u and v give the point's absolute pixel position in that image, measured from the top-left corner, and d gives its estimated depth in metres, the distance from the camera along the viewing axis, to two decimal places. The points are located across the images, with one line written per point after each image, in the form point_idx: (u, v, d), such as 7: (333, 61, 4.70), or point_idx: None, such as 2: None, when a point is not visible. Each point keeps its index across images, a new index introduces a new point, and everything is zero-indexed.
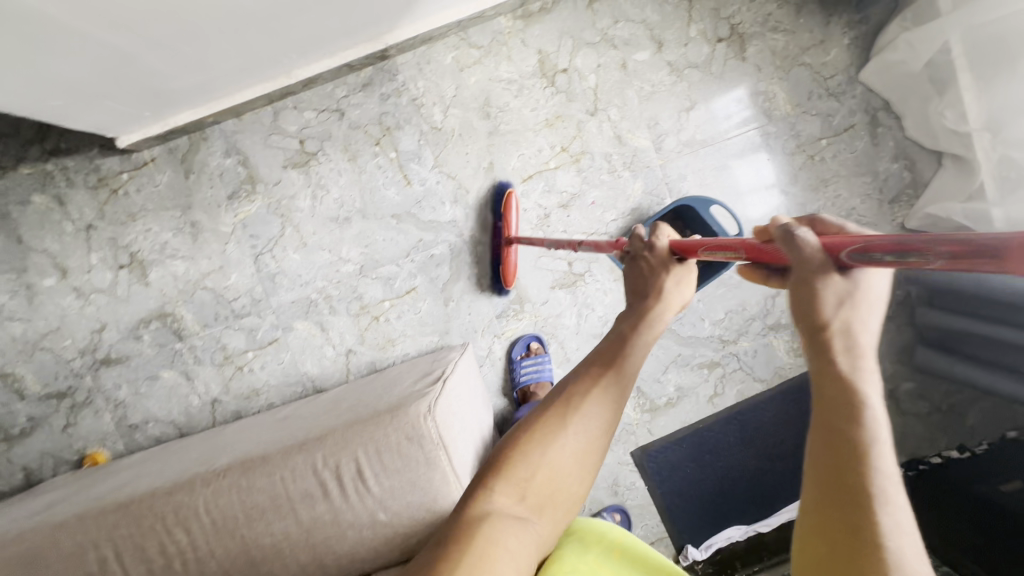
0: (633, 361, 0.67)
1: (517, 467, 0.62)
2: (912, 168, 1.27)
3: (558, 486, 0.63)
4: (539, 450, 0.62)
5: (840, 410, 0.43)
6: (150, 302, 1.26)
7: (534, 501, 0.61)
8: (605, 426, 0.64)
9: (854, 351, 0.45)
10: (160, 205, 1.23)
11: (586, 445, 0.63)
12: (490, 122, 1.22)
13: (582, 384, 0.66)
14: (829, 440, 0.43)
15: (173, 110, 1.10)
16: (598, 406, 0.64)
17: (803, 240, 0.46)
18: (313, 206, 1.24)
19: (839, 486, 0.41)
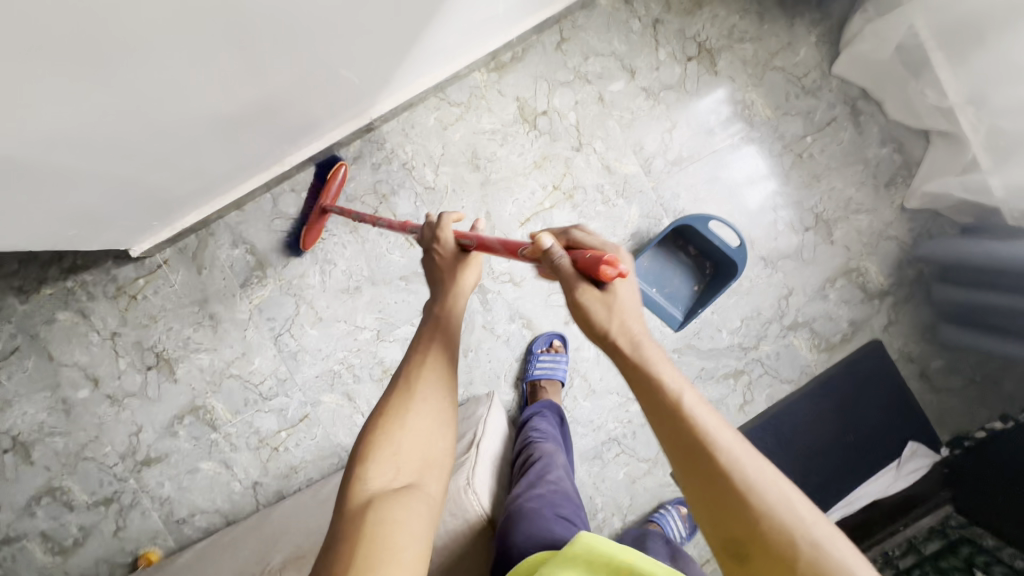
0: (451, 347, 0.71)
1: (377, 449, 0.61)
2: (901, 149, 1.27)
3: (426, 457, 0.63)
4: (394, 426, 0.63)
5: (648, 382, 0.53)
6: (181, 398, 1.29)
7: (407, 474, 0.61)
8: (446, 388, 0.68)
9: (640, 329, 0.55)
10: (178, 303, 1.28)
11: (432, 410, 0.65)
12: (480, 173, 1.25)
13: (412, 371, 0.68)
14: (655, 403, 0.52)
15: (179, 213, 1.16)
16: (430, 380, 0.67)
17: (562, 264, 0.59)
18: (324, 280, 1.27)
19: (678, 439, 0.50)
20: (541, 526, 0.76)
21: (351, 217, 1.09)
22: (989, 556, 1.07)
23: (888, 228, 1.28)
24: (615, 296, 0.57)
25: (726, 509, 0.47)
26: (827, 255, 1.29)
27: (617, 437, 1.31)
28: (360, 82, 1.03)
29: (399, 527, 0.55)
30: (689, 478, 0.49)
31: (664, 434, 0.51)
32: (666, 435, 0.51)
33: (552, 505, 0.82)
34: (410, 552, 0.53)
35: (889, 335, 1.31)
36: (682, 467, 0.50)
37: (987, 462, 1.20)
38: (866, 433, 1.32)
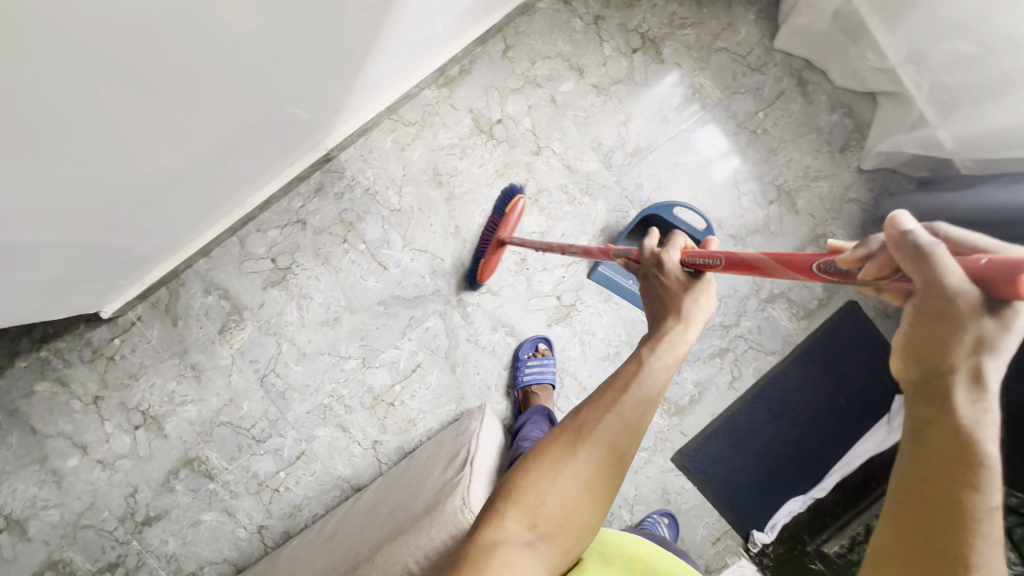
0: (637, 400, 0.64)
1: (524, 493, 0.61)
2: (851, 113, 1.30)
3: (570, 515, 0.61)
4: (548, 476, 0.61)
5: (953, 465, 0.37)
6: (173, 453, 1.27)
7: (542, 529, 0.60)
8: (612, 459, 0.62)
9: (986, 401, 0.37)
10: (158, 357, 1.26)
11: (588, 475, 0.62)
12: (444, 189, 1.26)
13: (589, 418, 0.64)
14: (936, 484, 0.38)
15: (146, 268, 1.14)
16: (600, 439, 0.63)
17: (931, 254, 0.36)
18: (302, 315, 1.27)
19: (928, 543, 0.38)
20: None
21: (537, 251, 1.05)
22: None
23: (848, 191, 1.31)
24: (1001, 341, 0.35)
25: None
26: (794, 225, 1.31)
27: None
28: (311, 116, 1.03)
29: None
30: (926, 561, 0.38)
31: (910, 524, 0.39)
32: (924, 498, 0.39)
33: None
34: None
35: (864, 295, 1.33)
36: (914, 557, 0.39)
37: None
38: (854, 393, 1.35)
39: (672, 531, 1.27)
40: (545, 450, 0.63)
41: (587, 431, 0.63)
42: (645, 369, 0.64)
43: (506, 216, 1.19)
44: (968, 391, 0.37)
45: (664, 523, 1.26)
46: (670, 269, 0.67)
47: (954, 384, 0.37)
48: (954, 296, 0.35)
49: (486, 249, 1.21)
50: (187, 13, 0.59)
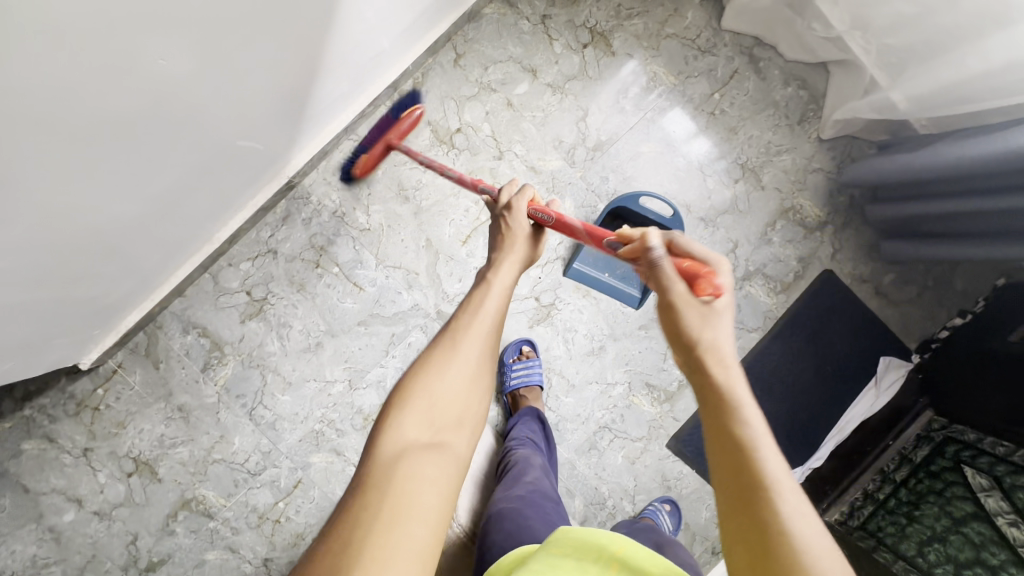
0: (495, 313, 0.70)
1: (417, 399, 0.61)
2: (805, 85, 1.31)
3: (465, 409, 0.63)
4: (434, 375, 0.63)
5: (725, 412, 0.49)
6: (170, 496, 1.27)
7: (439, 429, 0.61)
8: (489, 356, 0.68)
9: (727, 358, 0.52)
10: (143, 403, 1.25)
11: (472, 373, 0.65)
12: (411, 204, 1.26)
13: (462, 321, 0.69)
14: (723, 440, 0.48)
15: (120, 315, 1.14)
16: (474, 341, 0.66)
17: (659, 261, 0.60)
18: (283, 345, 1.26)
19: (740, 485, 0.46)
20: (519, 523, 0.78)
21: (417, 161, 1.02)
22: (974, 450, 1.10)
23: (811, 162, 1.32)
24: (715, 310, 0.56)
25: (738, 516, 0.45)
26: (761, 201, 1.32)
27: (607, 424, 1.32)
28: (265, 147, 1.03)
29: (428, 487, 0.54)
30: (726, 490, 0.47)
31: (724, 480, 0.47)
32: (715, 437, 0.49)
33: (532, 505, 0.84)
34: (431, 510, 0.53)
35: (839, 262, 1.34)
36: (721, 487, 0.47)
37: (959, 362, 1.23)
38: (840, 360, 1.36)
39: (676, 517, 1.28)
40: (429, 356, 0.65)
41: (461, 328, 0.68)
42: (492, 296, 0.72)
43: (399, 120, 1.10)
44: (714, 350, 0.53)
45: (666, 510, 1.27)
46: (510, 209, 0.85)
47: (700, 349, 0.53)
48: (676, 287, 0.58)
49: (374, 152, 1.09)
50: (109, 63, 0.59)
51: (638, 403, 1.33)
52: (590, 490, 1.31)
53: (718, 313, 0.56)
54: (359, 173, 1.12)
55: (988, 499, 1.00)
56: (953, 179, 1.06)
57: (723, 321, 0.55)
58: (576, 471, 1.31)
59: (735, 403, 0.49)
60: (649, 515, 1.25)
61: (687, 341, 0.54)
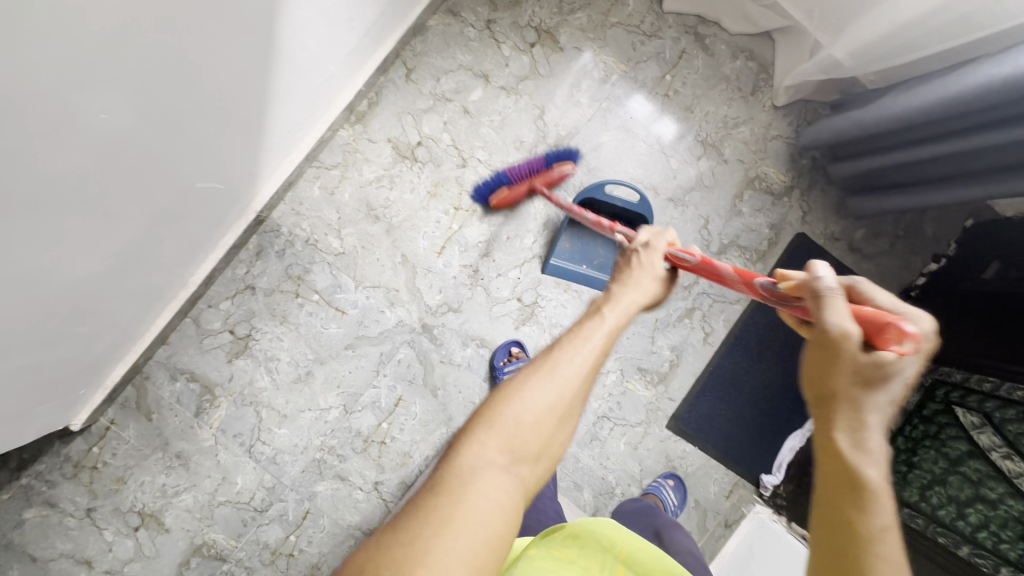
0: (599, 341, 0.69)
1: (503, 418, 0.61)
2: (753, 56, 1.33)
3: (546, 441, 0.62)
4: (525, 398, 0.62)
5: (845, 482, 0.53)
6: (180, 544, 1.26)
7: (520, 456, 0.60)
8: (579, 399, 0.66)
9: (864, 425, 0.53)
10: (141, 455, 1.25)
11: (561, 409, 0.63)
12: (382, 222, 1.26)
13: (564, 354, 0.67)
14: (843, 516, 0.53)
15: (104, 371, 1.13)
16: (572, 376, 0.65)
17: (823, 301, 0.55)
18: (273, 379, 1.26)
19: (841, 537, 0.52)
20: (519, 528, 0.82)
21: (556, 205, 1.16)
22: (961, 390, 1.11)
23: (770, 130, 1.34)
24: (883, 377, 0.52)
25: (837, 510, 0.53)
26: (726, 175, 1.34)
27: (605, 413, 1.33)
28: (225, 186, 1.02)
29: (494, 507, 0.55)
30: (830, 494, 0.54)
31: (825, 535, 0.54)
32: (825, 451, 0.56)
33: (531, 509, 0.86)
34: (493, 529, 0.54)
35: (809, 224, 1.36)
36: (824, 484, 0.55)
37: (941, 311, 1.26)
38: None
39: (681, 492, 1.30)
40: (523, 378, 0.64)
41: (561, 360, 0.66)
42: (605, 315, 0.72)
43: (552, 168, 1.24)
44: (852, 418, 0.54)
45: (670, 486, 1.29)
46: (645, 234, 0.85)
47: (840, 409, 0.54)
48: (845, 348, 0.53)
49: (518, 193, 1.23)
50: (47, 126, 0.59)
51: (633, 388, 1.34)
52: (597, 481, 1.31)
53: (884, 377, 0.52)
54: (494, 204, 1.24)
55: (981, 436, 1.01)
56: (905, 129, 1.08)
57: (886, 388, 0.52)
58: (580, 464, 1.31)
59: (862, 475, 0.52)
60: (654, 492, 1.27)
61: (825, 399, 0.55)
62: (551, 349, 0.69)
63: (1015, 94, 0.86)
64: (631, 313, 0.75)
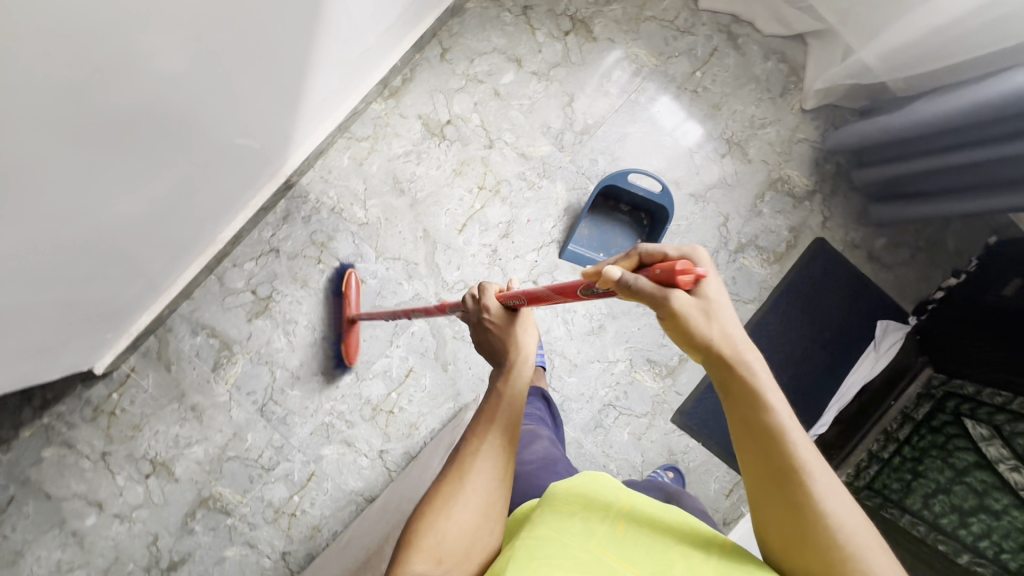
0: (508, 416, 0.66)
1: (421, 537, 0.57)
2: (785, 58, 1.33)
3: (476, 542, 0.58)
4: (443, 509, 0.59)
5: (755, 414, 0.52)
6: (187, 495, 1.29)
7: (449, 565, 0.56)
8: (499, 476, 0.62)
9: (742, 348, 0.52)
10: (158, 404, 1.28)
11: (481, 499, 0.60)
12: (407, 196, 1.29)
13: (470, 447, 0.63)
14: (769, 450, 0.51)
15: (130, 318, 1.17)
16: (484, 464, 0.62)
17: (641, 291, 0.51)
18: (290, 341, 1.29)
19: (769, 466, 0.51)
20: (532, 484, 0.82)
21: (382, 318, 1.10)
22: (973, 403, 1.11)
23: (796, 132, 1.34)
24: (717, 306, 0.52)
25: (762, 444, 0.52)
26: (749, 174, 1.34)
27: (611, 401, 1.34)
28: (261, 146, 1.06)
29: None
30: (748, 434, 0.52)
31: (757, 471, 0.52)
32: (729, 391, 0.53)
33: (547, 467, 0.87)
34: None
35: (830, 229, 1.36)
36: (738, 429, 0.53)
37: (964, 325, 1.25)
38: (838, 326, 1.38)
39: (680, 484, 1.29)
40: (435, 489, 0.61)
41: (469, 457, 0.63)
42: (503, 397, 0.66)
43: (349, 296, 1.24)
44: (732, 350, 0.52)
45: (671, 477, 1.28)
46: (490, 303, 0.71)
47: (717, 351, 0.52)
48: (686, 310, 0.51)
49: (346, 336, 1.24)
50: (111, 59, 0.63)
51: (640, 378, 1.35)
52: (598, 468, 1.32)
53: (716, 304, 0.52)
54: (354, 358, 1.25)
55: (989, 448, 1.01)
56: (933, 136, 1.08)
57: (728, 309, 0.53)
58: (583, 450, 1.32)
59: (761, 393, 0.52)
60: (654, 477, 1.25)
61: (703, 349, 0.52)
62: (455, 453, 0.64)
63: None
64: (529, 375, 0.69)
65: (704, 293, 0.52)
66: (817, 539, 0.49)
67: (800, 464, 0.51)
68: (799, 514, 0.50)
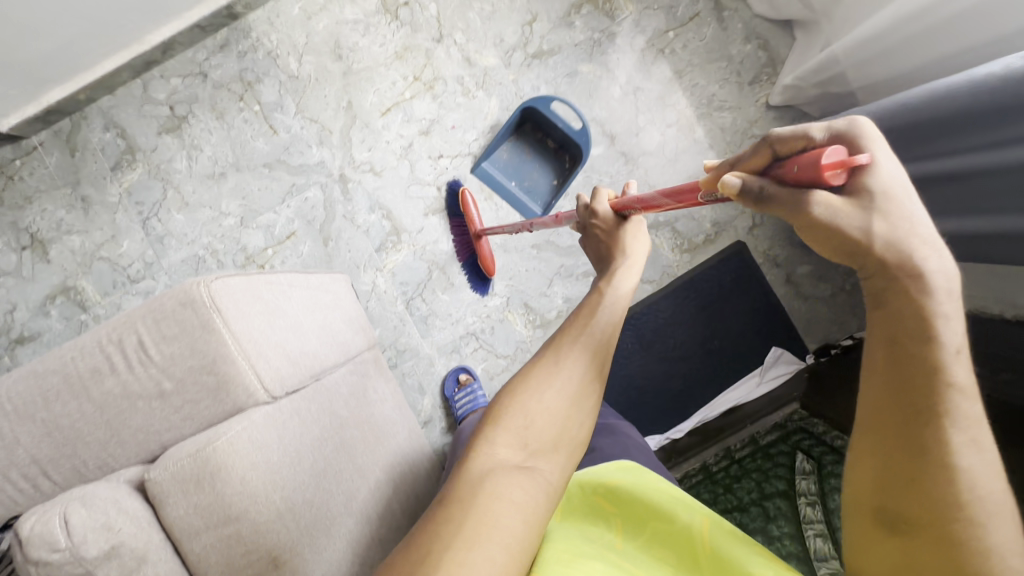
0: (609, 319, 0.60)
1: (507, 417, 0.53)
2: (766, 47, 1.28)
3: (561, 436, 0.54)
4: (531, 397, 0.55)
5: (912, 340, 0.41)
6: (53, 279, 1.30)
7: (535, 451, 0.52)
8: (593, 379, 0.57)
9: (917, 250, 0.40)
10: (51, 185, 1.29)
11: (575, 398, 0.56)
12: (343, 63, 1.28)
13: (565, 342, 0.59)
14: (908, 383, 0.42)
15: (42, 85, 1.18)
16: (581, 356, 0.57)
17: (767, 200, 0.43)
18: (190, 166, 1.30)
19: (913, 399, 0.41)
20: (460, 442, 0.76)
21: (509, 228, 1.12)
22: (813, 440, 1.02)
23: (752, 127, 1.28)
24: (884, 198, 0.40)
25: (914, 380, 0.41)
26: (690, 153, 1.28)
27: (475, 332, 1.30)
28: None
29: (513, 510, 0.47)
30: (892, 368, 0.42)
31: (883, 399, 0.43)
32: (899, 313, 0.41)
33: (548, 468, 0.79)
34: (513, 534, 0.46)
35: (755, 237, 1.31)
36: (886, 357, 0.43)
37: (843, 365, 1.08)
38: (730, 339, 1.30)
39: None
40: (524, 375, 0.57)
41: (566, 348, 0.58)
42: (607, 293, 0.62)
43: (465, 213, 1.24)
44: (899, 259, 0.40)
45: None
46: (601, 215, 0.70)
47: (883, 249, 0.41)
48: (833, 223, 0.41)
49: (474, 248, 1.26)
50: None
51: (512, 320, 1.31)
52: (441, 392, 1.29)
53: (884, 195, 0.40)
54: (492, 274, 1.26)
55: (801, 480, 0.94)
56: None
57: (907, 202, 0.40)
58: (434, 370, 1.29)
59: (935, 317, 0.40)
60: None
61: (855, 257, 0.42)
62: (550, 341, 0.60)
63: (947, 114, 0.79)
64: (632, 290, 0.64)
65: (868, 184, 0.40)
66: (930, 490, 0.41)
67: (947, 408, 0.41)
68: (922, 461, 0.41)
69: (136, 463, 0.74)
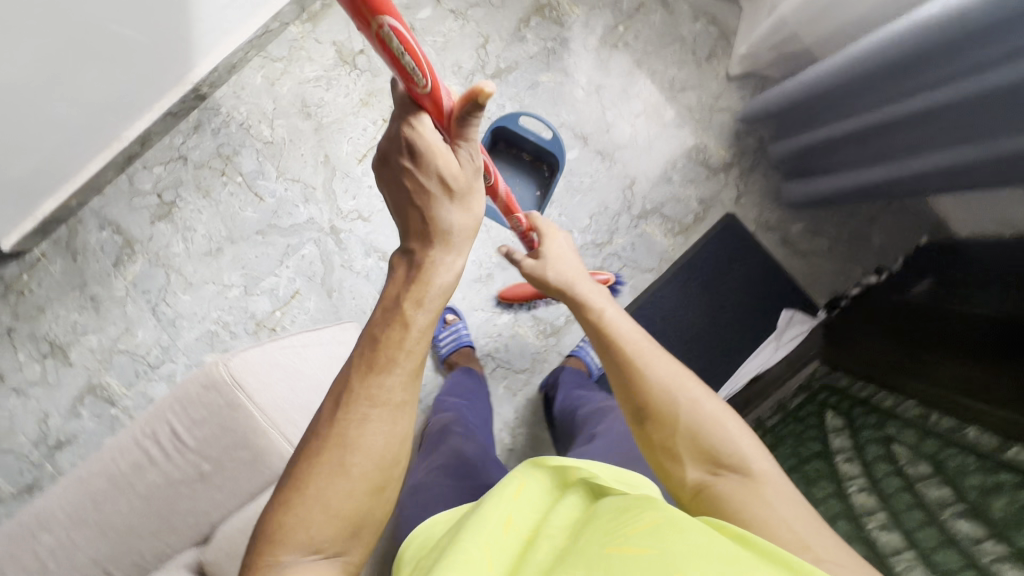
0: (401, 368, 0.52)
1: (287, 517, 0.48)
2: (714, 21, 1.31)
3: (353, 517, 0.50)
4: (313, 488, 0.49)
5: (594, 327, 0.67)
6: (78, 380, 1.33)
7: (327, 543, 0.49)
8: (390, 446, 0.51)
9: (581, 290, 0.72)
10: (61, 291, 1.33)
11: (364, 477, 0.50)
12: (313, 120, 1.32)
13: (350, 410, 0.51)
14: (611, 356, 0.64)
15: (35, 201, 1.22)
16: (371, 427, 0.51)
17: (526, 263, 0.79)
18: (187, 248, 1.33)
19: (617, 367, 0.63)
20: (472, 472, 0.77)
21: None
22: (838, 395, 1.02)
23: (717, 101, 1.31)
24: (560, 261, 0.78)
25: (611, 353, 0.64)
26: (663, 139, 1.31)
27: (490, 352, 1.31)
28: (150, 42, 1.08)
29: None
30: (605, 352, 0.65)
31: (615, 378, 0.63)
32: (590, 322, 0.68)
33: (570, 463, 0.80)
34: None
35: (742, 207, 1.32)
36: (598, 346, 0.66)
37: (869, 317, 1.11)
38: (739, 310, 1.31)
39: None
40: (307, 462, 0.50)
41: (352, 418, 0.50)
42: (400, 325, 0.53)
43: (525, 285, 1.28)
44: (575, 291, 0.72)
45: None
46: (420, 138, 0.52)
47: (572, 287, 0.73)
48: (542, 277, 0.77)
49: None
50: None
51: (523, 333, 1.32)
52: None
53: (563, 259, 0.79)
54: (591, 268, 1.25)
55: (834, 438, 0.96)
56: (824, 102, 1.03)
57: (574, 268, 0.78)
58: None
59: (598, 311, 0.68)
60: (580, 354, 1.26)
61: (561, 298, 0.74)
62: (333, 406, 0.52)
63: (901, 57, 0.79)
64: (448, 295, 0.56)
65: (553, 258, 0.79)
66: (660, 413, 0.59)
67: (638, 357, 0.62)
68: (642, 399, 0.60)
69: (192, 545, 0.76)
